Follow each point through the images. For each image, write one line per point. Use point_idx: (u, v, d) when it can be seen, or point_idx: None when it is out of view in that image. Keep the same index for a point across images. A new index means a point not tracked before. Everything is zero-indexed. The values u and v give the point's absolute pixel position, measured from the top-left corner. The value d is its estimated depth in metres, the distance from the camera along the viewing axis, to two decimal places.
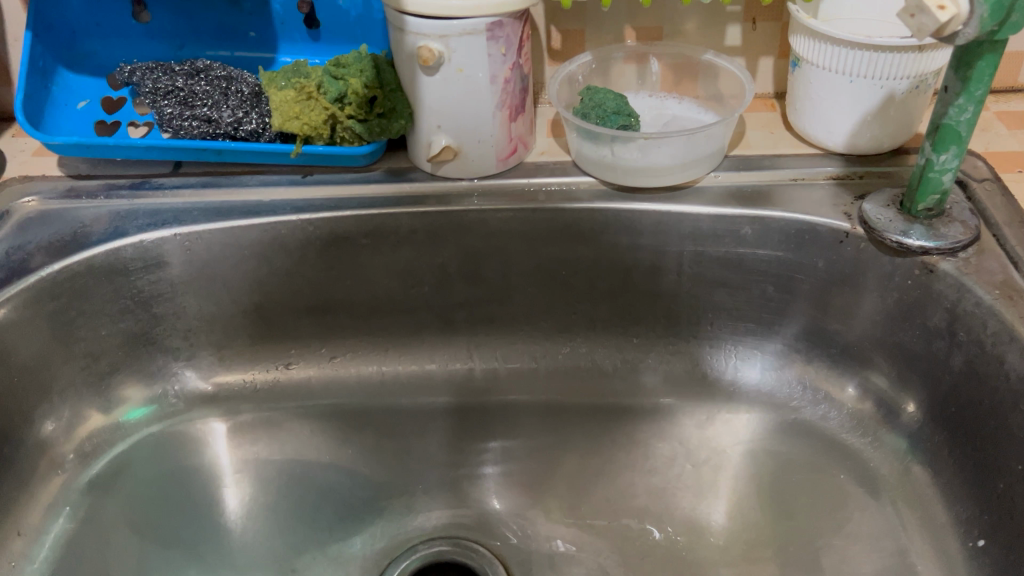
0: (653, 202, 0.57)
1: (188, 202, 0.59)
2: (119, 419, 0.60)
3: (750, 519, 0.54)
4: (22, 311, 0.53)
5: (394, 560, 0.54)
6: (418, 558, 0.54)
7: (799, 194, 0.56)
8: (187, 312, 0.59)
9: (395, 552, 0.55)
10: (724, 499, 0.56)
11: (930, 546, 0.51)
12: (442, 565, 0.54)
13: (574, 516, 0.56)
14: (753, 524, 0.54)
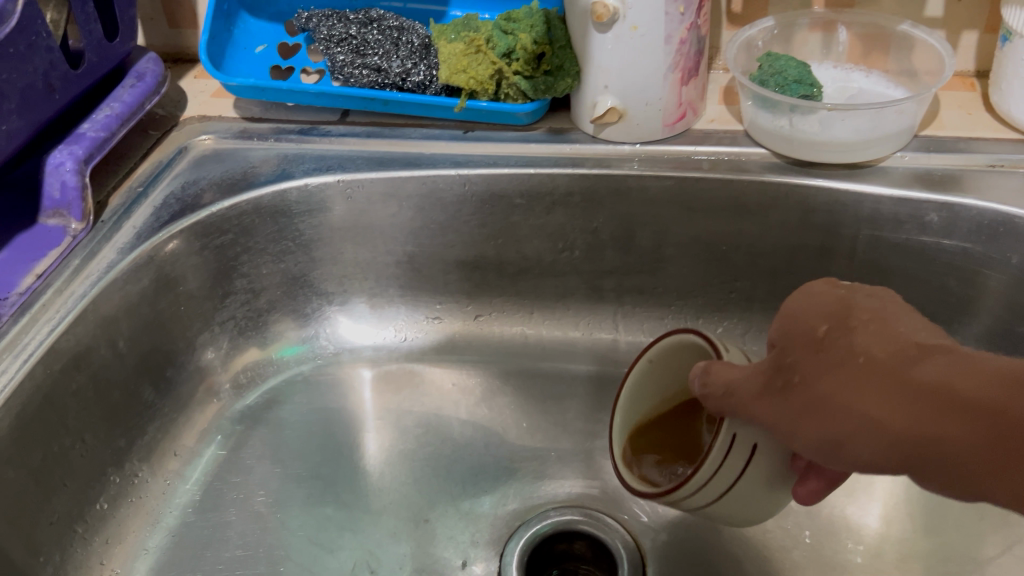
0: (828, 181, 0.53)
1: (352, 150, 0.59)
2: (273, 355, 0.62)
3: (905, 526, 0.51)
4: (193, 243, 0.55)
5: (526, 521, 0.53)
6: (551, 523, 0.53)
7: (996, 182, 0.52)
8: (343, 257, 0.61)
9: (526, 514, 0.54)
10: (878, 501, 0.52)
11: None
12: (574, 533, 0.53)
13: None
14: (908, 533, 0.50)
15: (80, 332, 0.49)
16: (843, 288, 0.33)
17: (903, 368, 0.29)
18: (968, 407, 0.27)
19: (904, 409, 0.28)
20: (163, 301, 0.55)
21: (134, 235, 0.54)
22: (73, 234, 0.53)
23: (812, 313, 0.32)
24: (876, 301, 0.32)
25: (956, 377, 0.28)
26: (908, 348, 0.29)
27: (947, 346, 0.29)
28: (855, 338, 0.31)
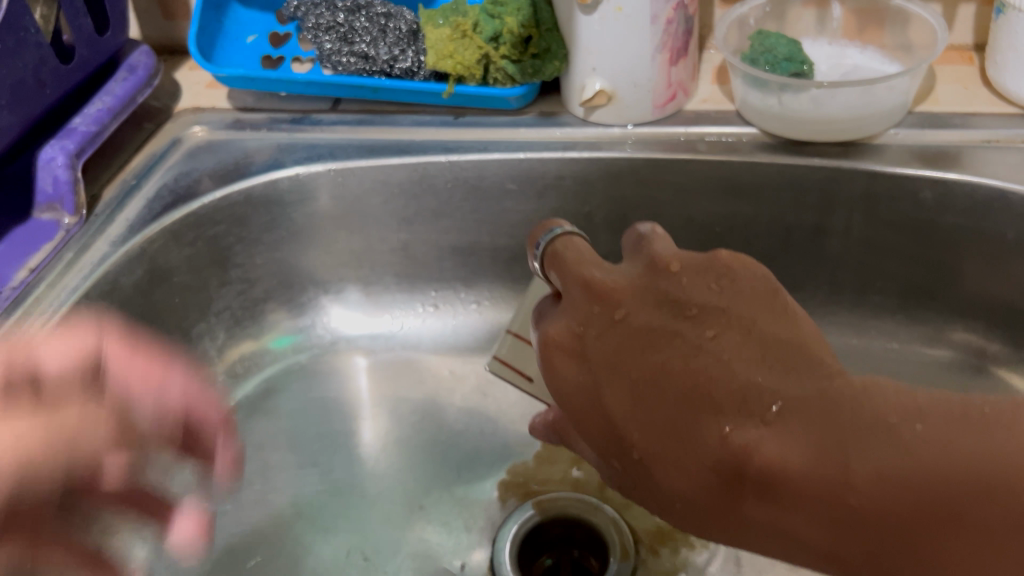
0: (822, 159, 0.52)
1: (343, 137, 0.59)
2: (266, 345, 0.62)
3: None
4: (183, 236, 0.56)
5: (518, 506, 0.54)
6: (540, 507, 0.53)
7: (992, 156, 0.51)
8: (337, 246, 0.61)
9: (517, 500, 0.54)
10: None
11: None
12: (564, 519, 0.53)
13: None
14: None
15: (74, 325, 0.50)
16: (598, 376, 0.39)
17: (729, 512, 0.34)
18: (804, 545, 0.32)
19: (759, 542, 0.34)
20: (154, 293, 0.55)
21: (126, 227, 0.54)
22: (66, 229, 0.53)
23: (602, 433, 0.38)
24: (632, 396, 0.37)
25: (772, 515, 0.33)
26: (701, 484, 0.34)
27: (733, 468, 0.34)
28: (662, 479, 0.35)
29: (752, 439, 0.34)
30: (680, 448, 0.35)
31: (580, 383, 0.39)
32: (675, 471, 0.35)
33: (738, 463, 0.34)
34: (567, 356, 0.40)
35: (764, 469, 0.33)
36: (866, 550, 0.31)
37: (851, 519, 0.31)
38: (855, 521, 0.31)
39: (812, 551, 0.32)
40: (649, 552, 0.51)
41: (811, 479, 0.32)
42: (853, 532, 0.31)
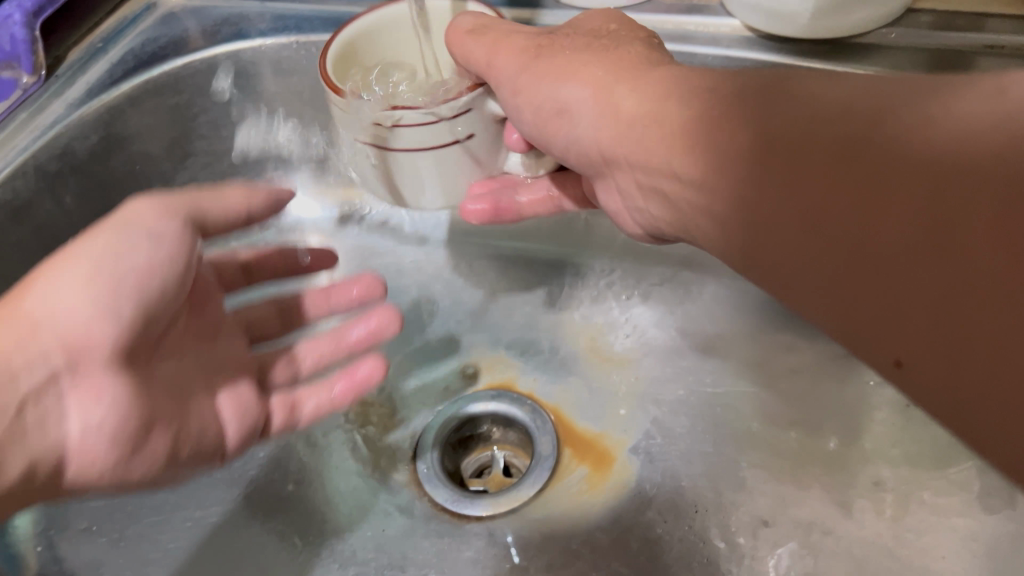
0: (798, 56, 0.48)
1: (313, 9, 0.57)
2: None
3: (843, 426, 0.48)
4: (142, 104, 0.55)
5: (435, 410, 0.52)
6: (453, 411, 0.52)
7: (985, 65, 0.46)
8: (304, 124, 0.60)
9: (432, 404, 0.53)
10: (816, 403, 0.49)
11: None
12: (477, 423, 0.52)
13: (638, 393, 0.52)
14: (864, 433, 0.47)
15: (20, 184, 0.50)
16: (576, 41, 0.41)
17: (642, 134, 0.36)
18: (819, 264, 0.29)
19: (635, 176, 0.38)
20: (111, 160, 0.55)
21: (86, 91, 0.54)
22: (24, 88, 0.53)
23: (596, 63, 0.39)
24: (754, 101, 0.32)
25: (681, 151, 0.34)
26: (810, 186, 0.29)
27: (830, 157, 0.29)
28: (720, 174, 0.33)
29: (748, 104, 0.32)
30: (683, 95, 0.35)
31: (610, 72, 0.38)
32: (724, 176, 0.32)
33: (847, 152, 0.28)
34: (594, 69, 0.39)
35: (861, 164, 0.28)
36: (880, 282, 0.27)
37: (874, 225, 0.27)
38: (868, 230, 0.27)
39: (816, 269, 0.29)
40: (585, 459, 0.50)
41: (748, 118, 0.32)
42: (870, 253, 0.27)
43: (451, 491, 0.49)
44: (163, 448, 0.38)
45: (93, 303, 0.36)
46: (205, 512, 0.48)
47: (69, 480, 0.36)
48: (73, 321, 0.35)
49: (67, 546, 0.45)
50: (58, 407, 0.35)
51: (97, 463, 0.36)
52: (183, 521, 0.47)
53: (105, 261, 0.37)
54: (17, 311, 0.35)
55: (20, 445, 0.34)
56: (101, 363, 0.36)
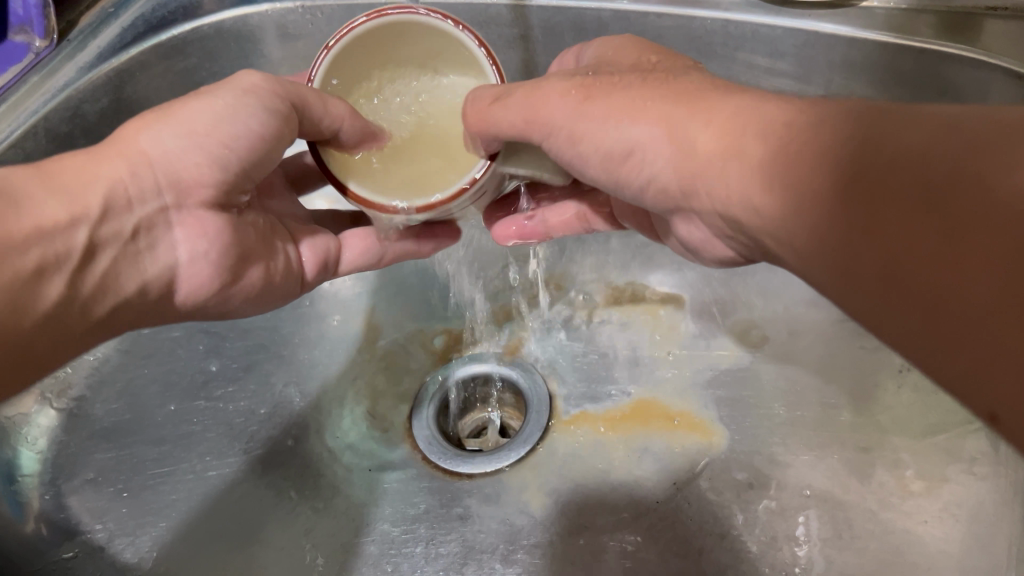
0: (794, 18, 0.48)
1: None
2: None
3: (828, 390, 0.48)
4: (151, 67, 0.57)
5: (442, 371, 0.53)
6: (460, 372, 0.53)
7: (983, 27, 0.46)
8: None
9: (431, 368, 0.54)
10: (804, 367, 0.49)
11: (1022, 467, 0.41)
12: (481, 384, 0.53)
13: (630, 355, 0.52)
14: (859, 401, 0.47)
15: (31, 146, 0.52)
16: (626, 75, 0.37)
17: (723, 173, 0.31)
18: (940, 335, 0.24)
19: (712, 208, 0.33)
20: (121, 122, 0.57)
21: (97, 54, 0.55)
22: (36, 52, 0.53)
23: (659, 96, 0.34)
24: (832, 134, 0.27)
25: (749, 176, 0.30)
26: (919, 242, 0.24)
27: (939, 207, 0.24)
28: (801, 221, 0.28)
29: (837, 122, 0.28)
30: (756, 122, 0.30)
31: (674, 108, 0.33)
32: (808, 221, 0.28)
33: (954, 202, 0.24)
34: (659, 100, 0.34)
35: (977, 220, 0.23)
36: (1011, 364, 0.22)
37: (1005, 298, 0.22)
38: (995, 300, 0.22)
39: (939, 343, 0.24)
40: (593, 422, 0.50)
41: (837, 145, 0.27)
42: (999, 329, 0.22)
43: (445, 451, 0.50)
44: (258, 280, 0.44)
45: (198, 149, 0.39)
46: (206, 466, 0.49)
47: (185, 300, 0.41)
48: (182, 161, 0.39)
49: (73, 494, 0.47)
50: (169, 238, 0.39)
51: (203, 286, 0.41)
52: (184, 475, 0.48)
53: (199, 109, 0.39)
54: (132, 148, 0.38)
55: (137, 268, 0.38)
56: (202, 202, 0.40)
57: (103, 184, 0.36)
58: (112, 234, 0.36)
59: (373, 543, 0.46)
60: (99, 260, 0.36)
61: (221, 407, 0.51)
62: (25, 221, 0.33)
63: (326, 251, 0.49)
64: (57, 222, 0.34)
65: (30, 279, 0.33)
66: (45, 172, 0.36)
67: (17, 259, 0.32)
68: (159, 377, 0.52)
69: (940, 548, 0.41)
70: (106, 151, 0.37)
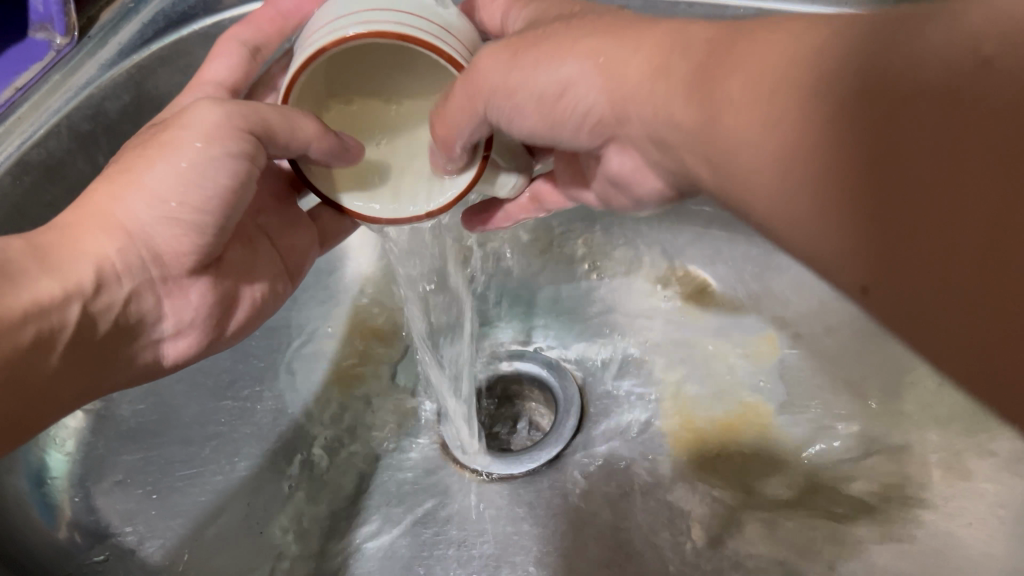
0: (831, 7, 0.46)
1: None
2: None
3: (863, 387, 0.47)
4: (172, 62, 0.56)
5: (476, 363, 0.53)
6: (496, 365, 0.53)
7: None
8: None
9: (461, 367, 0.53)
10: (838, 364, 0.48)
11: None
12: (515, 380, 0.53)
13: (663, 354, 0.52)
14: (897, 396, 0.46)
15: (53, 145, 0.51)
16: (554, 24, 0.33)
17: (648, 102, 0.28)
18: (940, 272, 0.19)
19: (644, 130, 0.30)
20: (143, 119, 0.56)
21: (118, 50, 0.54)
22: (57, 50, 0.53)
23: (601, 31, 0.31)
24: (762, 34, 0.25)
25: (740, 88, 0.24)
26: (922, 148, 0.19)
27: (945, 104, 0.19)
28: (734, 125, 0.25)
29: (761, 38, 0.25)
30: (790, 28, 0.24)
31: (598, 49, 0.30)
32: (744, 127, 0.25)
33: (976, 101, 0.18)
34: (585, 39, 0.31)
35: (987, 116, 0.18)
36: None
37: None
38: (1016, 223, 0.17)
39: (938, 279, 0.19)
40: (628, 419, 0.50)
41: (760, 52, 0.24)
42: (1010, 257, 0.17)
43: (482, 450, 0.50)
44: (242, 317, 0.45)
45: (175, 220, 0.37)
46: (234, 466, 0.49)
47: (170, 360, 0.42)
48: (158, 230, 0.37)
49: (99, 494, 0.47)
50: (155, 307, 0.40)
51: (186, 345, 0.42)
52: (212, 476, 0.48)
53: (174, 166, 0.36)
54: (111, 217, 0.37)
55: (125, 336, 0.39)
56: (184, 271, 0.40)
57: (88, 260, 0.36)
58: (103, 311, 0.37)
59: (406, 545, 0.46)
60: (98, 327, 0.37)
61: (248, 407, 0.51)
62: (27, 299, 0.33)
63: (304, 259, 0.48)
64: (52, 299, 0.34)
65: (30, 353, 0.33)
66: (33, 246, 0.35)
67: (17, 337, 0.32)
68: (184, 374, 0.51)
69: (981, 549, 0.40)
70: (87, 219, 0.36)
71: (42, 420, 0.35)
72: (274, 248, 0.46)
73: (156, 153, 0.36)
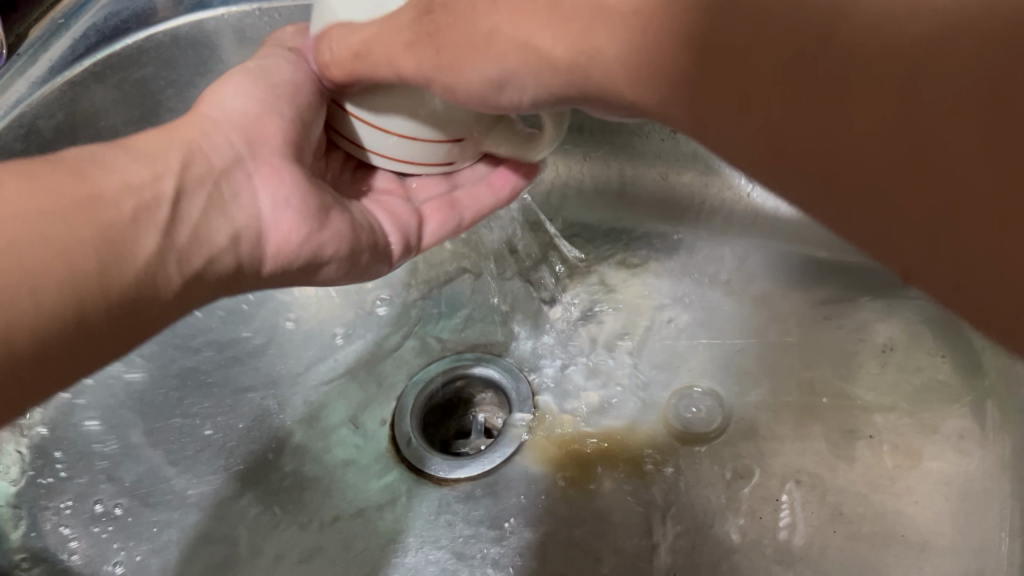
0: None
1: None
2: None
3: (810, 375, 0.48)
4: (107, 78, 0.55)
5: (422, 367, 0.53)
6: (442, 366, 0.53)
7: None
8: None
9: (412, 374, 0.53)
10: (785, 354, 0.49)
11: (1006, 446, 0.41)
12: (462, 380, 0.53)
13: (611, 353, 0.52)
14: (846, 383, 0.47)
15: None
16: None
17: (593, 73, 0.29)
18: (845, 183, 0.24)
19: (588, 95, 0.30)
20: (79, 137, 0.55)
21: (49, 68, 0.53)
22: None
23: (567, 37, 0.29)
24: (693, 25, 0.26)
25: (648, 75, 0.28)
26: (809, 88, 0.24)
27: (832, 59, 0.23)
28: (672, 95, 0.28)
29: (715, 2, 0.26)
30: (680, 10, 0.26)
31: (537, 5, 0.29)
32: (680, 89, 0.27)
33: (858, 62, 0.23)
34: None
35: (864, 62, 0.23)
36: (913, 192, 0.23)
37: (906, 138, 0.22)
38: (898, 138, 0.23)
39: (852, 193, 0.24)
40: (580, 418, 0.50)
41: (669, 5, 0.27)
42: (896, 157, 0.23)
43: (431, 452, 0.50)
44: (344, 231, 0.40)
45: (254, 103, 0.39)
46: (185, 485, 0.48)
47: (270, 266, 0.39)
48: (238, 112, 0.39)
49: (52, 524, 0.45)
50: (247, 192, 0.38)
51: (293, 235, 0.39)
52: (163, 495, 0.47)
53: (255, 67, 0.40)
54: (190, 122, 0.39)
55: (223, 217, 0.37)
56: (275, 150, 0.39)
57: (178, 146, 0.37)
58: (195, 188, 0.37)
59: (363, 555, 0.46)
60: (188, 210, 0.36)
61: (197, 424, 0.50)
62: (115, 177, 0.35)
63: (404, 223, 0.44)
64: (143, 178, 0.35)
65: (126, 224, 0.34)
66: (124, 142, 0.37)
67: (111, 210, 0.33)
68: (133, 396, 0.50)
69: (925, 529, 0.41)
70: (172, 129, 0.38)
71: (136, 337, 0.35)
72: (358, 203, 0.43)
73: (234, 68, 0.40)
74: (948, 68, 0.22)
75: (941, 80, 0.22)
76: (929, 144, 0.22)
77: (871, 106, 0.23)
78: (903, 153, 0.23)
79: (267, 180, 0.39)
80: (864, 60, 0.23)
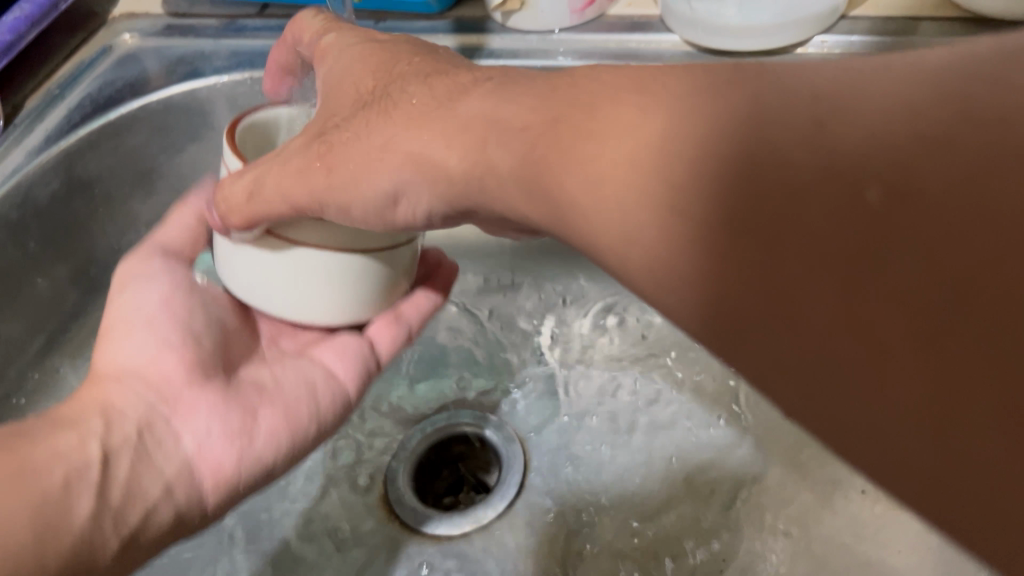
0: (739, 66, 0.49)
1: (264, 44, 0.58)
2: None
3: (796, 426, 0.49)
4: (102, 145, 0.56)
5: (413, 423, 0.54)
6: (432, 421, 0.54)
7: None
8: None
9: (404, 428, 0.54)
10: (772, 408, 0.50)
11: None
12: (454, 436, 0.53)
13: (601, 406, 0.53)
14: None
15: None
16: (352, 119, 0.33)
17: (496, 193, 0.29)
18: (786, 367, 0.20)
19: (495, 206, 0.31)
20: (75, 204, 0.56)
21: (45, 136, 0.54)
22: None
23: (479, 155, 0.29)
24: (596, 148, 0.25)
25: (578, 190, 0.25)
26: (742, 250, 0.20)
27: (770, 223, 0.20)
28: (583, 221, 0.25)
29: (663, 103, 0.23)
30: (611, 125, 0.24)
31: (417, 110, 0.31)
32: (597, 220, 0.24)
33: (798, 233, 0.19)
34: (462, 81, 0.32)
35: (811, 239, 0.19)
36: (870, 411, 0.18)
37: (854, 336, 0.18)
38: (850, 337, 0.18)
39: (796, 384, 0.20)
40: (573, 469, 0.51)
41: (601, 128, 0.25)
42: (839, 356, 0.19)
43: (422, 509, 0.50)
44: (280, 425, 0.40)
45: (151, 347, 0.40)
46: (179, 548, 0.48)
47: (214, 501, 0.38)
48: (140, 361, 0.39)
49: None
50: (173, 439, 0.38)
51: (224, 463, 0.38)
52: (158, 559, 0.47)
53: (122, 302, 0.42)
54: (95, 372, 0.39)
55: (155, 469, 0.36)
56: (187, 386, 0.39)
57: (95, 411, 0.37)
58: (122, 449, 0.36)
59: None
60: (117, 464, 0.35)
61: None
62: (44, 449, 0.34)
63: (355, 358, 0.44)
64: (68, 447, 0.34)
65: (60, 492, 0.32)
66: (47, 417, 0.36)
67: (44, 479, 0.32)
68: None
69: None
70: (82, 394, 0.38)
71: None
72: (306, 357, 0.43)
73: (110, 318, 0.42)
74: (903, 266, 0.18)
75: (898, 272, 0.18)
76: (882, 322, 0.18)
77: (831, 285, 0.19)
78: (873, 343, 0.18)
79: (190, 421, 0.39)
80: (815, 222, 0.19)
